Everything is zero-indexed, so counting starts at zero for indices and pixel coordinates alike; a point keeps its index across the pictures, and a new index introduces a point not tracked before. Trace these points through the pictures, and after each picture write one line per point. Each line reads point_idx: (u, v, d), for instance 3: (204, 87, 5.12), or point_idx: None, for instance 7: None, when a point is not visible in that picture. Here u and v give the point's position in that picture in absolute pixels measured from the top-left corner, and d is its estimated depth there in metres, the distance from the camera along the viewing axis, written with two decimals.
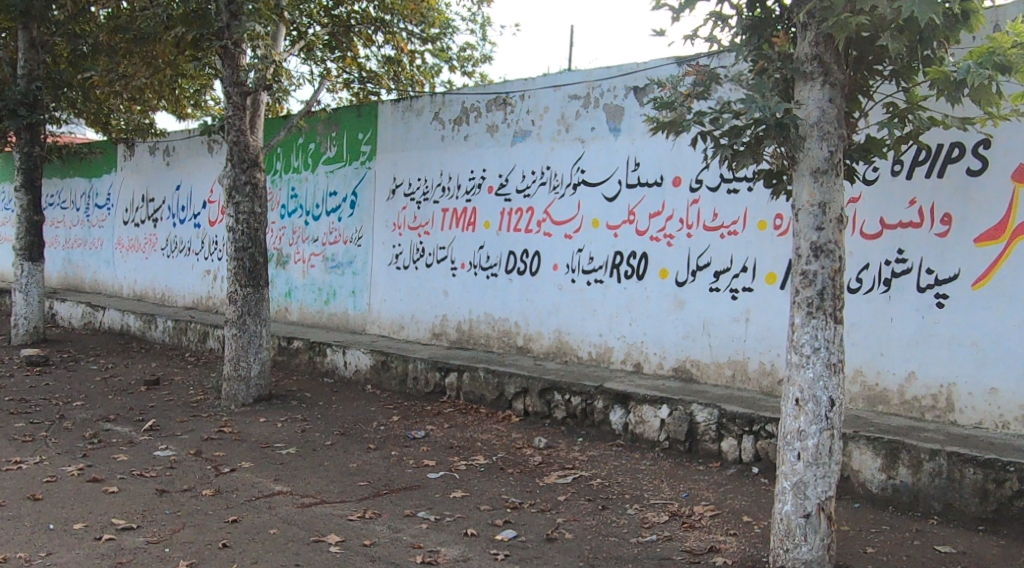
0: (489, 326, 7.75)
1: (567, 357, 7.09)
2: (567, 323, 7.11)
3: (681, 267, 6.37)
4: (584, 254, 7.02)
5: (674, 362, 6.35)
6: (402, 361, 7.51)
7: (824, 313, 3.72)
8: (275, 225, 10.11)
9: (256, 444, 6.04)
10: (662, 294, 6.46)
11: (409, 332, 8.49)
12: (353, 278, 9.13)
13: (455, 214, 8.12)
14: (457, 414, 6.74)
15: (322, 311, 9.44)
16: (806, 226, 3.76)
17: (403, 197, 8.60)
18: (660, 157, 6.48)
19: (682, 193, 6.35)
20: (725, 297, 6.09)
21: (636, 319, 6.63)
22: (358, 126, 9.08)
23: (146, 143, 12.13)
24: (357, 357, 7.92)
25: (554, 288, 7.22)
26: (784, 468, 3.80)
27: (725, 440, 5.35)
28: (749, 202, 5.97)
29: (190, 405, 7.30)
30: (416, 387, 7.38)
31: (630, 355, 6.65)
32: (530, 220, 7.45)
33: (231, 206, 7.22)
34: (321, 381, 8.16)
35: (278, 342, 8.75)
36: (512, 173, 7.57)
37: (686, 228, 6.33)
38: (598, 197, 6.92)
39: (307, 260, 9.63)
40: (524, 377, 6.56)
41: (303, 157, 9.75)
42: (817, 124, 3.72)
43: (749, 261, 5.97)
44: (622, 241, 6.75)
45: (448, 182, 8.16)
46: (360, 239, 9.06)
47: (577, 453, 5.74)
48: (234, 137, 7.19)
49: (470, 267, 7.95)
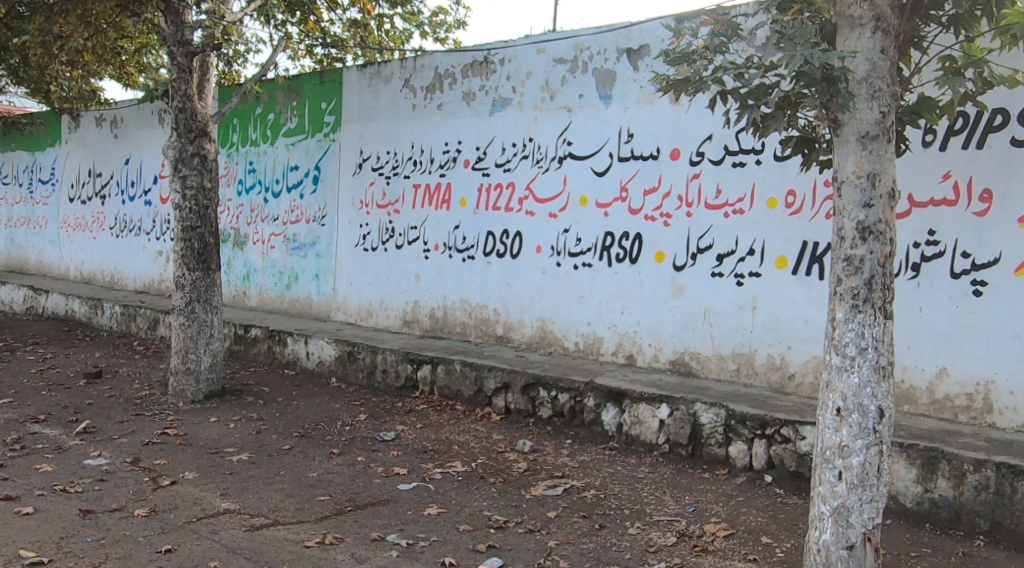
0: (465, 313, 7.10)
1: (552, 348, 6.47)
2: (552, 310, 6.48)
3: (680, 249, 5.75)
4: (570, 235, 6.38)
5: (671, 355, 5.76)
6: (370, 352, 6.84)
7: (872, 307, 3.11)
8: (232, 202, 9.34)
9: (203, 449, 5.34)
10: (658, 279, 5.85)
11: (378, 319, 7.81)
12: (317, 260, 8.41)
13: (428, 191, 7.43)
14: (431, 412, 6.10)
15: (283, 296, 8.72)
16: (850, 202, 3.14)
17: (371, 171, 7.88)
18: (657, 127, 5.84)
19: (681, 168, 5.73)
20: (729, 283, 5.49)
21: (628, 306, 6.02)
22: (320, 95, 8.31)
23: (91, 113, 11.24)
24: (320, 347, 7.24)
25: (537, 272, 6.58)
26: (821, 490, 3.21)
27: (733, 445, 4.77)
28: (757, 177, 5.35)
29: (133, 402, 6.57)
30: (385, 380, 6.73)
31: (622, 346, 6.04)
32: (511, 197, 6.78)
33: (177, 180, 6.46)
34: (280, 373, 7.46)
35: (234, 330, 8.03)
36: (491, 146, 6.90)
37: (686, 206, 5.71)
38: (587, 172, 6.27)
39: (266, 241, 8.89)
40: (504, 371, 5.92)
41: (261, 128, 8.97)
42: (866, 79, 3.09)
43: (756, 243, 5.37)
44: (613, 221, 6.12)
45: (421, 155, 7.46)
46: (324, 218, 8.33)
47: (567, 458, 5.13)
48: (179, 103, 6.41)
49: (445, 249, 7.28)
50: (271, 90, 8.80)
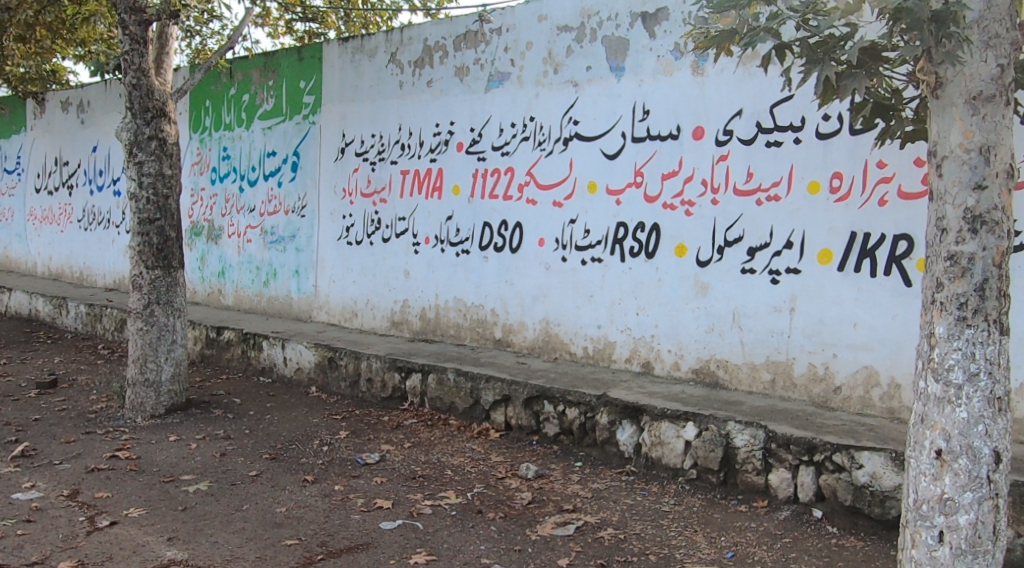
0: (459, 314, 6.37)
1: (557, 354, 5.76)
2: (557, 310, 5.76)
3: (704, 242, 5.02)
4: (577, 226, 5.65)
5: (695, 363, 5.05)
6: (353, 358, 6.12)
7: (985, 320, 2.39)
8: (205, 191, 8.58)
9: (155, 477, 4.61)
10: (679, 277, 5.13)
11: (363, 320, 7.08)
12: (297, 255, 7.67)
13: (418, 178, 6.68)
14: (422, 429, 5.39)
15: (261, 294, 7.99)
16: (955, 182, 2.41)
17: (354, 157, 7.13)
18: (677, 103, 5.11)
19: (705, 149, 5.00)
20: (763, 280, 4.77)
21: (643, 307, 5.30)
22: (299, 73, 7.55)
23: (57, 96, 10.45)
24: (298, 352, 6.52)
25: (540, 267, 5.86)
26: (915, 554, 2.50)
27: (775, 472, 4.06)
28: (794, 158, 4.62)
29: (86, 417, 5.83)
30: (370, 391, 6.01)
31: (637, 352, 5.33)
32: (509, 184, 6.05)
33: (133, 166, 5.72)
34: (255, 382, 6.74)
35: (206, 333, 7.30)
36: (488, 126, 6.16)
37: (711, 192, 4.98)
38: (596, 155, 5.54)
39: (242, 234, 8.15)
40: (504, 383, 5.20)
41: (235, 111, 8.21)
42: (978, 21, 2.37)
43: (793, 235, 4.65)
44: (626, 211, 5.39)
45: (409, 138, 6.71)
46: (304, 209, 7.57)
47: (577, 487, 4.42)
48: (132, 79, 5.64)
49: (436, 243, 6.55)
50: (246, 68, 8.05)
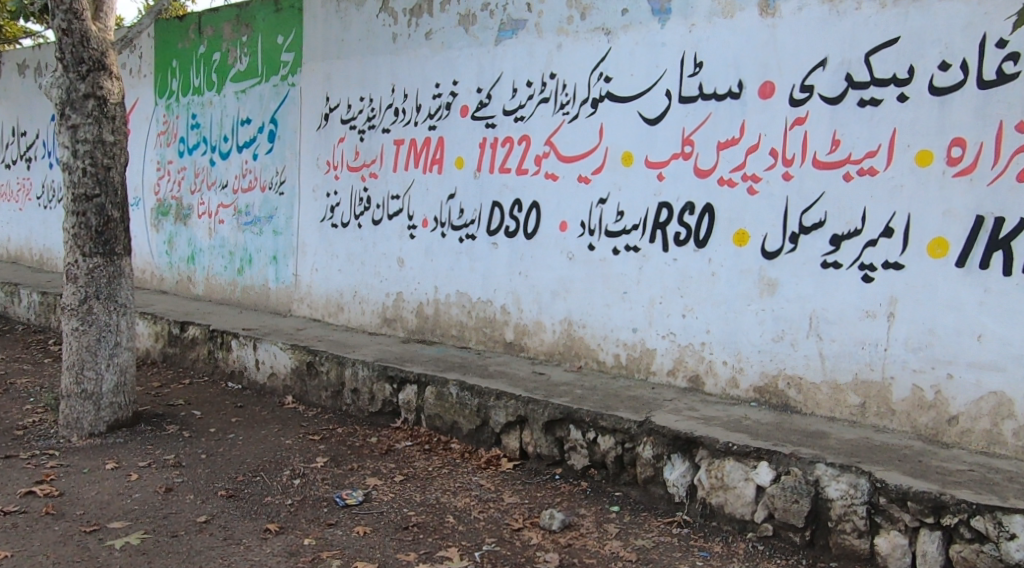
0: (463, 311, 5.37)
1: (581, 362, 4.76)
2: (582, 308, 4.75)
3: (773, 227, 4.00)
4: (608, 208, 4.62)
5: (758, 379, 4.06)
6: (336, 364, 5.12)
7: None
8: (172, 164, 7.50)
9: (75, 527, 3.60)
10: (739, 271, 4.12)
11: (350, 315, 6.07)
12: (274, 238, 6.63)
13: (414, 148, 5.64)
14: (417, 457, 4.41)
15: (235, 283, 6.99)
16: None
17: (340, 124, 6.08)
18: (738, 52, 4.08)
19: (776, 110, 3.97)
20: (851, 278, 3.76)
21: (691, 307, 4.30)
22: (275, 27, 6.48)
23: (13, 58, 9.38)
24: (271, 354, 5.51)
25: (562, 257, 4.84)
26: None
27: (884, 536, 3.09)
28: (898, 120, 3.60)
29: (11, 436, 4.81)
30: (355, 404, 5.01)
31: (682, 363, 4.34)
32: (524, 156, 5.00)
33: (65, 131, 4.66)
34: (222, 388, 5.73)
35: (168, 329, 6.30)
36: (499, 86, 5.12)
37: (782, 164, 3.96)
38: (633, 119, 4.50)
39: (214, 215, 7.13)
40: (519, 401, 4.22)
41: (204, 72, 7.12)
42: None
43: (894, 219, 3.63)
44: (669, 188, 4.36)
45: (404, 102, 5.67)
46: (283, 185, 6.53)
47: (618, 544, 3.44)
48: (63, 22, 4.57)
49: (436, 226, 5.52)
50: (217, 22, 6.97)
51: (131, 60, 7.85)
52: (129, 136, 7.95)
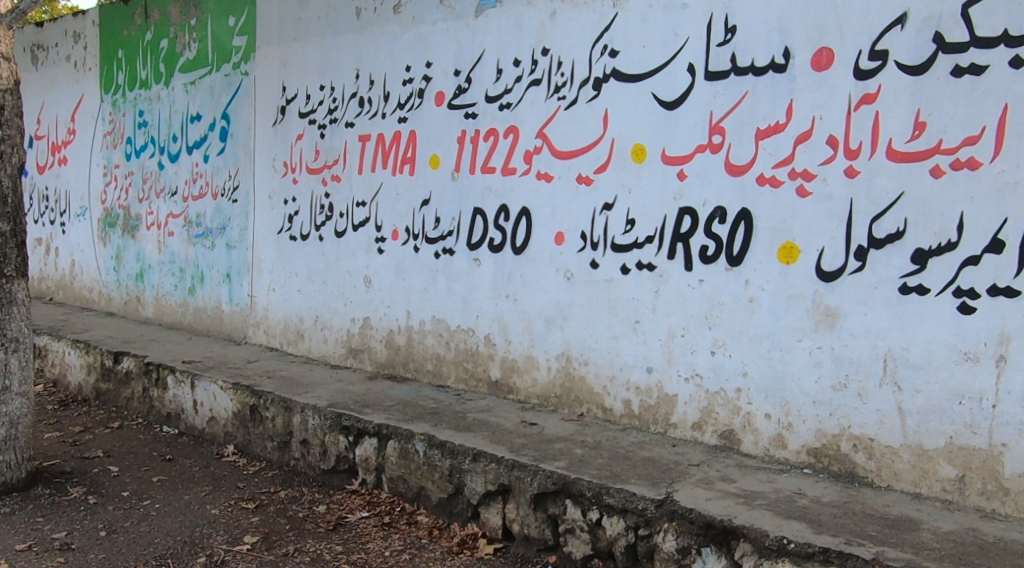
0: (440, 342, 4.42)
1: (583, 408, 3.81)
2: (583, 342, 3.80)
3: (832, 240, 3.04)
4: (615, 215, 3.66)
5: (812, 440, 3.10)
6: (282, 410, 4.18)
7: None
8: (119, 169, 6.59)
9: None
10: (786, 296, 3.17)
11: (311, 344, 5.13)
12: (227, 253, 5.71)
13: (382, 146, 4.69)
14: (373, 534, 3.46)
15: (185, 304, 6.06)
16: None
17: (299, 118, 5.15)
18: (784, 11, 3.14)
19: (835, 85, 3.02)
20: (942, 308, 2.81)
21: (723, 343, 3.35)
22: (226, 6, 5.58)
23: None
24: (210, 395, 4.58)
25: (557, 276, 3.88)
26: None
27: None
28: (1010, 93, 2.68)
29: None
30: (305, 460, 4.06)
31: (712, 415, 3.38)
32: (511, 152, 4.05)
33: None
34: (154, 434, 4.79)
35: (101, 361, 5.37)
36: (480, 67, 4.18)
37: (845, 156, 3.01)
38: (646, 102, 3.55)
39: (163, 226, 6.22)
40: (502, 465, 3.27)
41: (151, 62, 6.22)
42: None
43: (1005, 229, 2.70)
44: (693, 189, 3.41)
45: (370, 89, 4.73)
46: (236, 191, 5.61)
47: None
48: None
49: (408, 238, 4.57)
50: (164, 5, 6.07)
51: (75, 51, 6.95)
52: (75, 137, 7.04)
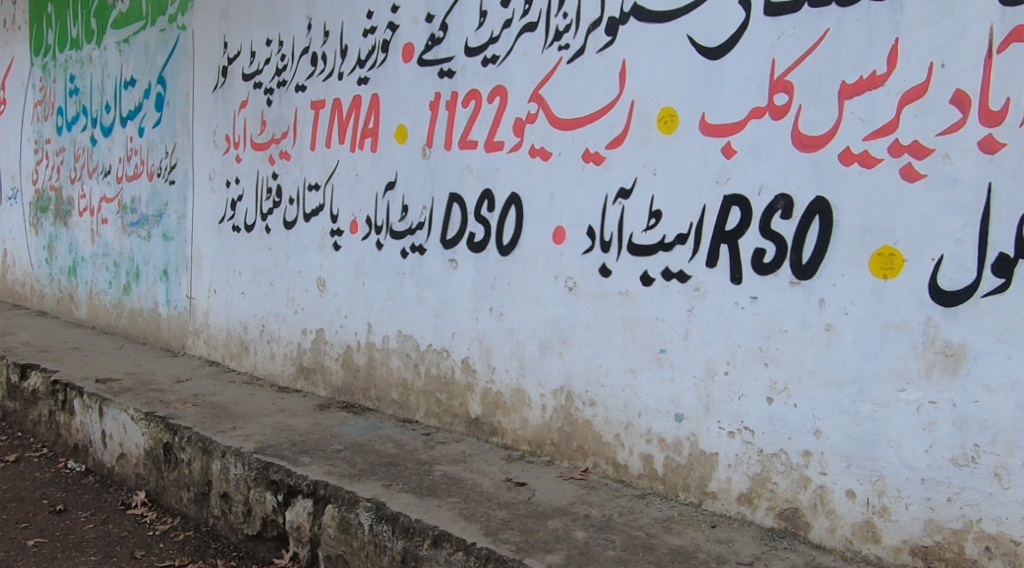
0: (406, 365, 3.47)
1: (587, 462, 2.86)
2: (589, 374, 2.84)
3: (957, 246, 2.07)
4: (634, 206, 2.69)
5: (919, 536, 2.15)
6: (199, 453, 3.23)
7: None
8: (51, 145, 5.65)
9: None
10: (881, 327, 2.19)
11: (257, 359, 4.19)
12: (164, 245, 4.76)
13: (338, 115, 3.71)
14: None
15: (120, 305, 5.13)
16: None
17: (242, 81, 4.18)
18: None
19: (967, 16, 2.04)
20: None
21: (787, 387, 2.38)
22: None
23: None
24: (119, 426, 3.64)
25: (556, 285, 2.92)
26: None
27: None
28: None
29: None
30: (226, 520, 3.12)
31: (768, 486, 2.42)
32: (497, 121, 3.08)
33: None
34: (55, 472, 3.85)
35: (6, 375, 4.43)
36: (459, 10, 3.21)
37: (980, 122, 2.03)
38: (679, 51, 2.56)
39: (96, 212, 5.27)
40: (473, 558, 2.33)
41: (83, 17, 5.27)
42: None
43: None
44: (745, 170, 2.43)
45: (324, 43, 3.76)
46: (173, 171, 4.65)
47: None
48: None
49: (369, 231, 3.61)
50: None
51: (6, 7, 6.00)
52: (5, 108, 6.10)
